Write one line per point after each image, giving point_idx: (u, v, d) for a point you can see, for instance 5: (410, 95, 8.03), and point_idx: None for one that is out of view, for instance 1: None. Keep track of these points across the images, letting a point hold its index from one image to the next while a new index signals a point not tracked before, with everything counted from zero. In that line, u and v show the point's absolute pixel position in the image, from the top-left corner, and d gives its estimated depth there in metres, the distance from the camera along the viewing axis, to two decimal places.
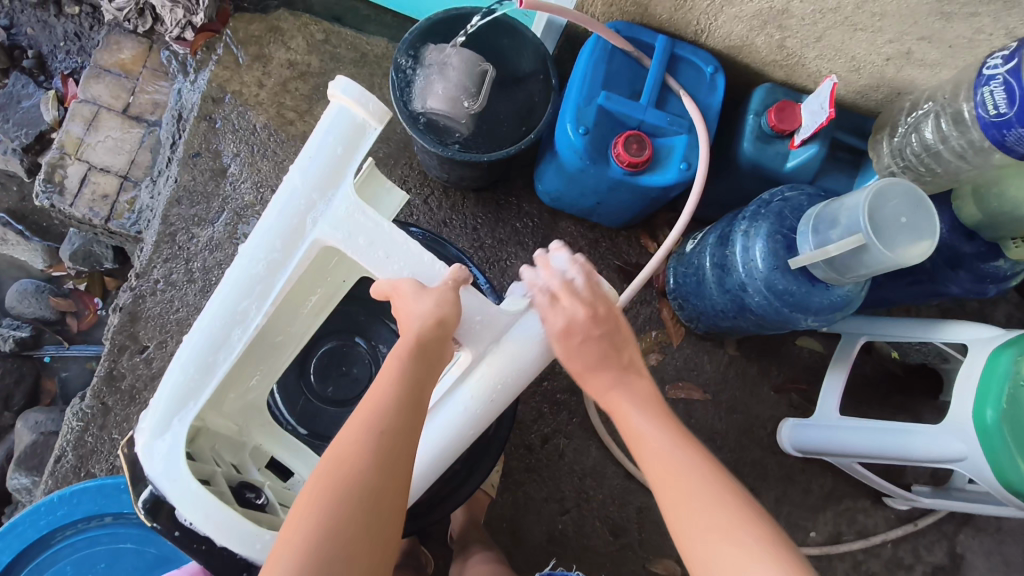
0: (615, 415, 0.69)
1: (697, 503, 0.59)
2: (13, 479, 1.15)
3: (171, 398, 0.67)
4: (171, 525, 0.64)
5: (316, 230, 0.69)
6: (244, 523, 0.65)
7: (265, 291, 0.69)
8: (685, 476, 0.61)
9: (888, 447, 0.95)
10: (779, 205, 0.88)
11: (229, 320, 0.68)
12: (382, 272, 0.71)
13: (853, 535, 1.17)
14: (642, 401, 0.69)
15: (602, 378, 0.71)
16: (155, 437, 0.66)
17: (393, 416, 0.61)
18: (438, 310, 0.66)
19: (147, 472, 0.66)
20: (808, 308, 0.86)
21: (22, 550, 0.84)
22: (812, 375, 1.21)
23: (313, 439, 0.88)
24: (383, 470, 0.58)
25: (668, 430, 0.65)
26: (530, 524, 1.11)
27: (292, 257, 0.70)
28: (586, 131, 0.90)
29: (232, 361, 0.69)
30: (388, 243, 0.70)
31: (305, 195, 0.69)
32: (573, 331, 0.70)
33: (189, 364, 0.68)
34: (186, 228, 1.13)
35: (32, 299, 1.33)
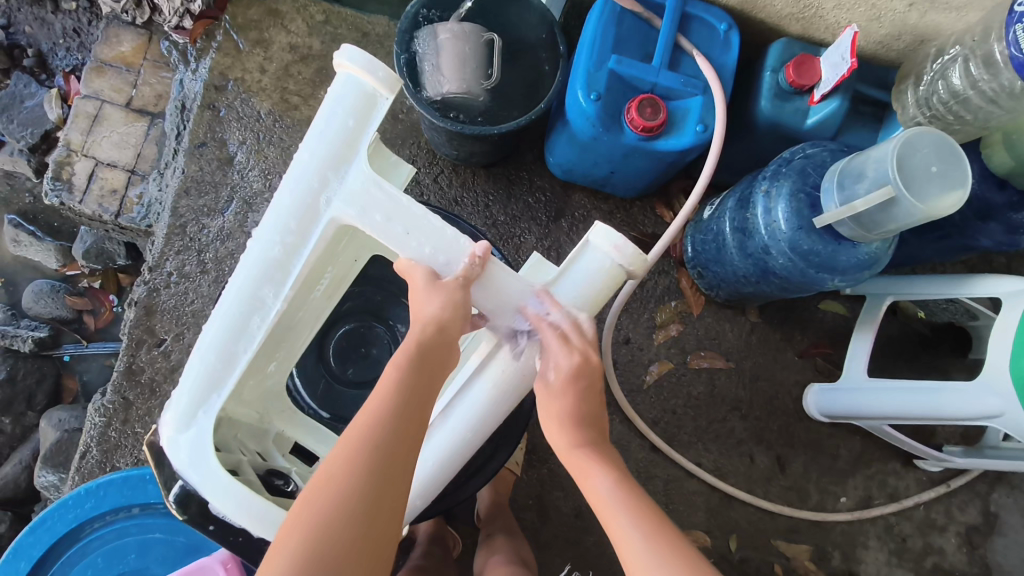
0: (578, 476, 0.66)
1: None
2: (40, 477, 1.16)
3: (194, 388, 0.66)
4: (205, 517, 0.66)
5: (329, 208, 0.67)
6: (277, 511, 0.65)
7: (283, 276, 0.67)
8: (653, 548, 0.58)
9: (918, 407, 0.93)
10: (801, 161, 0.86)
11: (247, 306, 0.66)
12: (402, 251, 0.67)
13: (885, 499, 1.15)
14: (614, 468, 0.65)
15: (575, 437, 0.66)
16: (179, 431, 0.65)
17: (387, 433, 0.60)
18: (445, 313, 0.64)
19: (176, 465, 0.65)
20: (835, 267, 0.84)
21: (53, 543, 0.83)
22: (837, 338, 1.18)
23: (336, 421, 0.85)
24: (371, 493, 0.57)
25: (635, 496, 0.63)
26: (556, 501, 1.10)
27: (309, 239, 0.67)
28: (598, 97, 0.88)
29: (254, 350, 0.67)
30: (406, 219, 0.67)
31: (317, 173, 0.66)
32: (574, 375, 0.66)
33: (209, 354, 0.66)
34: (196, 219, 1.12)
35: (49, 299, 1.33)
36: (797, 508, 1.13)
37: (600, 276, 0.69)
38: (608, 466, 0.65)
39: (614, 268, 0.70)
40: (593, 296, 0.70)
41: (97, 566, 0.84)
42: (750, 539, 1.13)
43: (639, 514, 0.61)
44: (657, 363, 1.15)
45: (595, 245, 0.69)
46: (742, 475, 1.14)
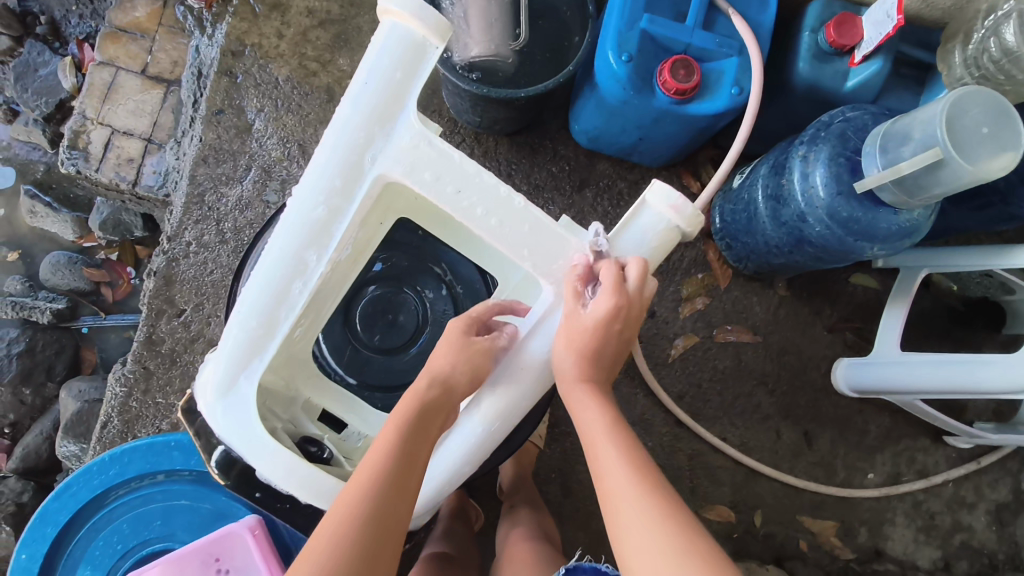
0: (575, 412, 0.67)
1: (653, 524, 0.55)
2: (62, 447, 1.16)
3: (235, 355, 0.63)
4: (252, 486, 0.66)
5: (376, 166, 0.64)
6: (321, 478, 0.63)
7: (326, 235, 0.64)
8: (638, 492, 0.58)
9: (948, 381, 0.92)
10: (841, 125, 0.83)
11: (290, 269, 0.63)
12: (453, 210, 0.65)
13: (913, 475, 1.13)
14: (605, 402, 0.67)
15: (574, 370, 0.66)
16: (220, 398, 0.63)
17: (380, 500, 0.59)
18: (453, 371, 0.66)
19: (218, 432, 0.64)
20: (875, 235, 0.81)
21: (77, 511, 0.76)
22: (867, 312, 1.16)
23: (364, 389, 0.82)
24: (369, 545, 0.57)
25: (628, 443, 0.63)
26: (579, 475, 1.09)
27: (353, 198, 0.64)
28: (630, 58, 0.84)
29: (298, 314, 0.65)
30: (458, 177, 0.65)
31: (362, 128, 0.63)
32: (616, 318, 0.64)
33: (250, 320, 0.63)
34: (214, 187, 1.10)
35: (67, 270, 1.33)
36: (823, 484, 1.12)
37: (654, 239, 0.66)
38: (599, 399, 0.67)
39: (671, 230, 0.66)
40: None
41: (124, 533, 0.76)
42: (775, 515, 1.12)
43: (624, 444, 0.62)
44: (682, 336, 1.13)
45: (651, 205, 0.66)
46: (768, 450, 1.13)
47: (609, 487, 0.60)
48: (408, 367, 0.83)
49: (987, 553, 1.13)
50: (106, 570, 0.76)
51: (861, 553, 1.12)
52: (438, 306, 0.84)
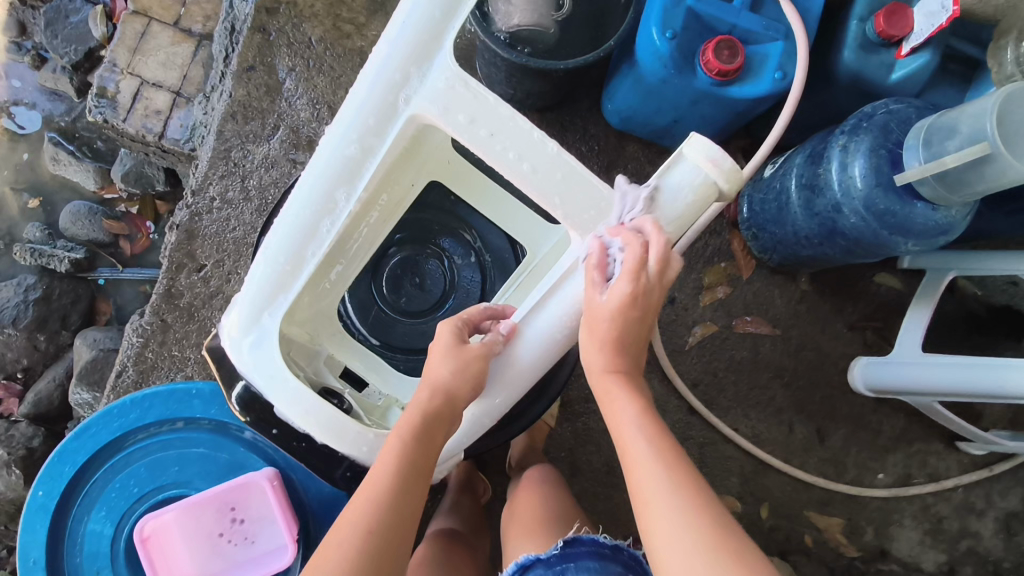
0: (605, 404, 0.63)
1: (693, 547, 0.52)
2: (75, 394, 1.16)
3: (260, 291, 0.63)
4: (270, 422, 0.67)
5: (410, 106, 0.62)
6: (336, 416, 0.64)
7: (356, 175, 0.63)
8: (676, 498, 0.55)
9: (965, 381, 0.92)
10: (884, 116, 0.81)
11: (318, 206, 0.62)
12: (486, 154, 0.63)
13: (923, 478, 1.13)
14: (640, 394, 0.62)
15: (604, 360, 0.62)
16: (244, 333, 0.64)
17: (384, 514, 0.59)
18: (455, 380, 0.64)
19: (242, 368, 0.65)
20: (909, 230, 0.80)
21: (96, 452, 0.76)
22: (888, 313, 1.15)
23: (386, 349, 0.81)
24: (381, 568, 0.58)
25: (665, 440, 0.59)
26: (589, 455, 1.09)
27: (385, 139, 0.63)
28: (673, 35, 0.83)
29: (323, 253, 0.64)
30: (492, 120, 0.62)
31: (398, 67, 0.61)
32: (634, 304, 0.60)
33: (278, 256, 0.63)
34: (241, 144, 1.10)
35: (87, 220, 1.32)
36: (832, 481, 1.11)
37: (688, 195, 0.61)
38: (632, 389, 0.62)
39: (707, 186, 0.61)
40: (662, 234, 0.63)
41: (141, 477, 0.76)
42: (781, 508, 1.11)
43: (659, 441, 0.58)
44: (700, 324, 1.13)
45: (689, 157, 0.61)
46: (779, 444, 1.12)
47: (642, 490, 0.56)
48: (432, 332, 0.82)
49: (991, 560, 1.13)
50: (121, 512, 0.75)
51: (865, 552, 1.12)
52: (464, 271, 0.84)
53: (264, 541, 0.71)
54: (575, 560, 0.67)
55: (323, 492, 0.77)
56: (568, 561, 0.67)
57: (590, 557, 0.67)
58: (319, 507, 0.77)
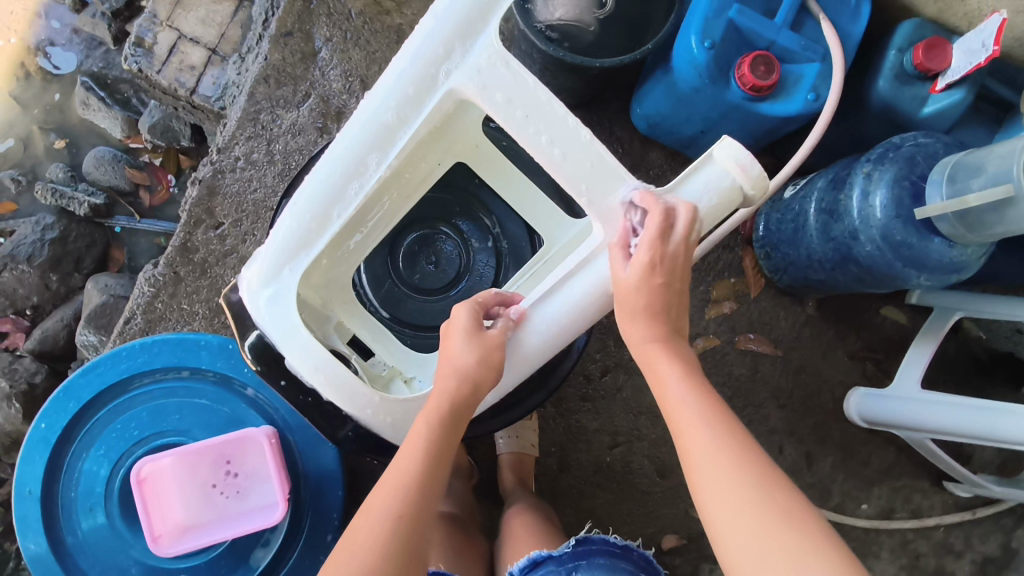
0: (649, 371, 0.62)
1: (750, 496, 0.53)
2: (81, 336, 1.17)
3: (284, 245, 0.64)
4: (278, 373, 0.69)
5: (450, 80, 0.62)
6: (344, 376, 0.64)
7: (389, 142, 0.64)
8: (727, 452, 0.55)
9: (958, 420, 0.92)
10: (911, 149, 0.81)
11: (349, 169, 0.63)
12: (520, 136, 0.64)
13: (906, 513, 1.13)
14: (684, 361, 0.62)
15: (646, 331, 0.62)
16: (263, 285, 0.65)
17: (413, 495, 0.59)
18: (479, 369, 0.64)
19: (255, 320, 0.65)
20: (924, 264, 0.80)
21: (102, 391, 0.78)
22: (891, 346, 1.16)
23: (395, 324, 0.82)
24: (410, 549, 0.57)
25: (711, 400, 0.59)
26: (578, 453, 1.10)
27: (421, 110, 0.63)
28: (712, 45, 0.83)
29: (349, 216, 0.64)
30: (529, 103, 0.63)
31: (442, 42, 0.62)
32: (657, 271, 0.61)
33: (304, 213, 0.64)
34: (271, 108, 1.11)
35: (110, 167, 1.34)
36: (816, 506, 1.12)
37: (714, 197, 0.64)
38: (675, 355, 0.62)
39: (732, 188, 0.65)
40: None
41: (142, 421, 0.77)
42: None
43: (709, 407, 0.58)
44: (703, 336, 1.13)
45: (717, 161, 0.65)
46: None
47: (693, 445, 0.57)
48: (442, 311, 0.83)
49: None
50: (119, 453, 0.77)
51: None
52: (479, 255, 0.85)
53: (257, 496, 0.72)
54: (588, 559, 0.68)
55: (317, 455, 0.78)
56: (580, 559, 0.69)
57: (601, 556, 0.69)
58: (311, 469, 0.79)
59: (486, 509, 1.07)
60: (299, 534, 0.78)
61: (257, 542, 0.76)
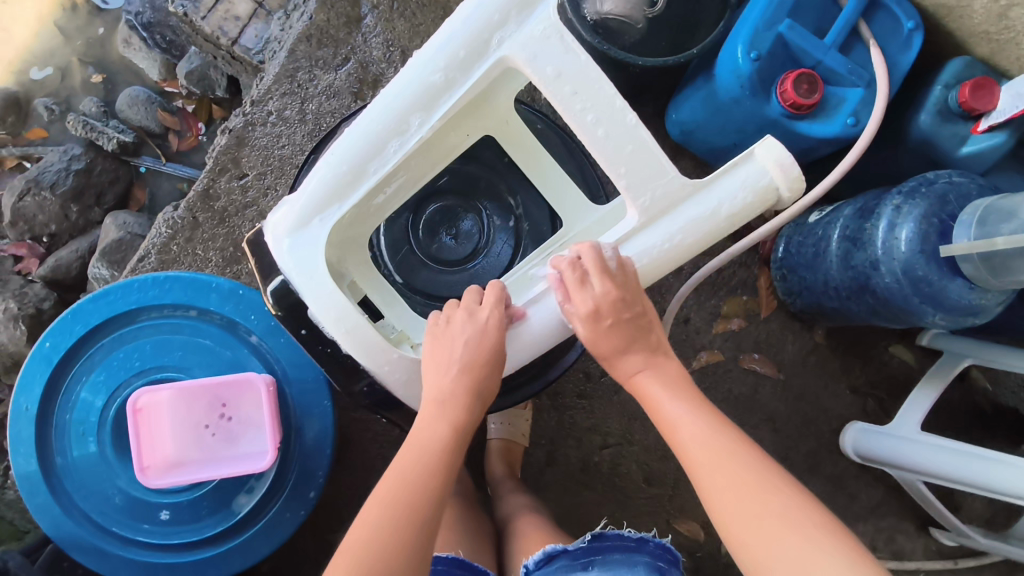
0: (644, 400, 0.65)
1: (753, 492, 0.56)
2: (92, 268, 1.18)
3: (317, 195, 0.65)
4: (299, 322, 0.69)
5: (501, 49, 0.63)
6: (363, 328, 0.66)
7: (434, 103, 0.64)
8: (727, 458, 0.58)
9: (952, 465, 0.90)
10: (944, 186, 0.80)
11: (391, 125, 0.64)
12: (565, 111, 0.63)
13: (888, 554, 1.12)
14: (679, 384, 0.65)
15: (632, 362, 0.65)
16: (293, 232, 0.66)
17: (416, 489, 0.60)
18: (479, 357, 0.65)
19: (279, 265, 0.66)
20: (941, 303, 0.79)
21: (109, 319, 0.78)
22: (894, 385, 1.15)
23: (407, 290, 0.82)
24: (419, 539, 0.58)
25: (705, 412, 0.62)
26: (567, 449, 1.10)
27: (470, 75, 0.63)
28: (757, 57, 0.83)
29: (386, 172, 0.65)
30: (578, 80, 0.63)
31: (499, 9, 0.62)
32: (602, 314, 0.64)
33: (341, 164, 0.65)
34: (309, 67, 1.11)
35: (143, 107, 1.35)
36: None
37: (749, 194, 0.66)
38: (668, 382, 0.65)
39: (769, 187, 0.66)
40: (717, 223, 0.66)
41: (145, 353, 0.78)
42: None
43: (704, 421, 0.61)
44: (708, 351, 1.13)
45: (758, 159, 0.66)
46: None
47: (691, 459, 0.60)
48: (455, 284, 0.83)
49: None
50: (118, 382, 0.77)
51: None
52: (499, 235, 0.85)
53: (248, 443, 0.73)
54: (602, 554, 0.68)
55: (312, 410, 0.79)
56: (596, 554, 0.69)
57: (617, 551, 0.68)
58: (304, 425, 0.79)
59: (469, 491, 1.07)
60: (283, 486, 0.78)
61: (242, 487, 0.77)
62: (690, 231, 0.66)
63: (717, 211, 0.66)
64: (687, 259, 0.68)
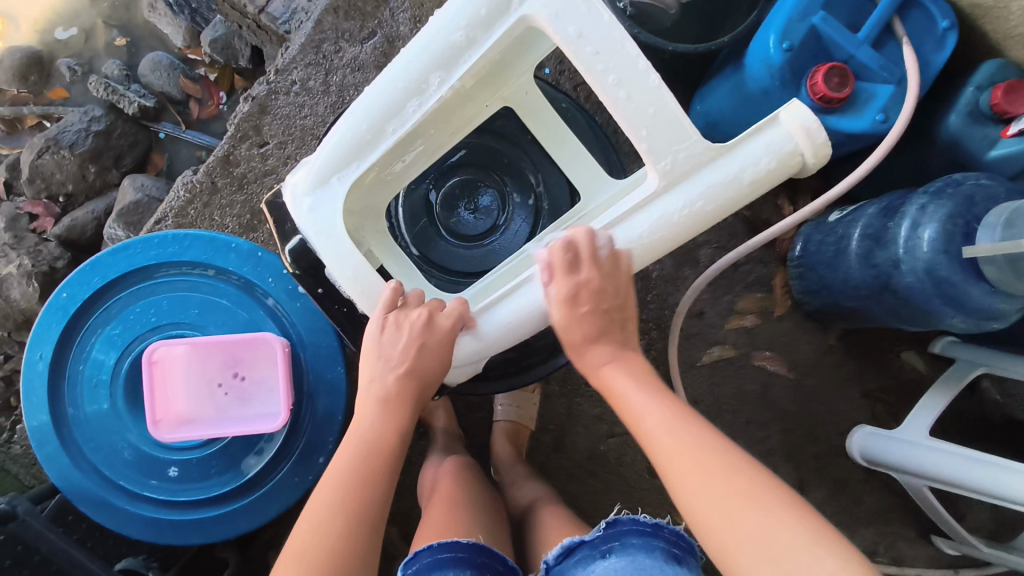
0: (610, 393, 0.67)
1: (713, 469, 0.56)
2: (109, 229, 1.18)
3: (336, 154, 0.66)
4: (317, 282, 0.72)
5: (524, 7, 0.62)
6: (374, 281, 0.68)
7: (454, 63, 0.64)
8: (687, 441, 0.59)
9: (956, 471, 0.89)
10: (971, 188, 0.79)
11: (410, 85, 0.64)
12: (588, 74, 0.63)
13: (888, 559, 1.12)
14: (643, 377, 0.66)
15: (598, 354, 0.68)
16: (311, 191, 0.67)
17: (359, 468, 0.63)
18: (419, 359, 0.68)
19: (298, 223, 0.68)
20: (962, 304, 0.79)
21: (127, 273, 0.78)
22: (906, 392, 1.14)
23: (423, 263, 0.82)
24: (363, 515, 0.60)
25: (670, 402, 0.63)
26: (574, 436, 1.09)
27: (492, 32, 0.63)
28: (790, 48, 0.82)
29: (405, 131, 0.65)
30: (602, 41, 0.62)
31: None
32: (578, 300, 0.66)
33: (361, 123, 0.65)
34: (335, 39, 1.10)
35: (164, 73, 1.34)
36: None
37: (773, 159, 0.65)
38: (634, 375, 0.66)
39: (793, 153, 0.65)
40: (739, 190, 0.66)
41: (160, 310, 0.78)
42: None
43: (667, 408, 0.62)
44: (719, 345, 1.13)
45: (782, 124, 0.65)
46: None
47: (655, 443, 0.61)
48: (472, 260, 0.83)
49: None
50: (133, 336, 0.78)
51: None
52: (519, 212, 0.84)
53: (260, 403, 0.74)
54: (620, 539, 0.59)
55: (325, 376, 0.79)
56: (613, 541, 0.60)
57: (634, 536, 0.59)
58: (315, 390, 0.79)
59: None
60: (292, 451, 0.79)
61: (252, 447, 0.77)
62: (713, 195, 0.65)
63: (739, 176, 0.65)
64: (706, 226, 0.67)
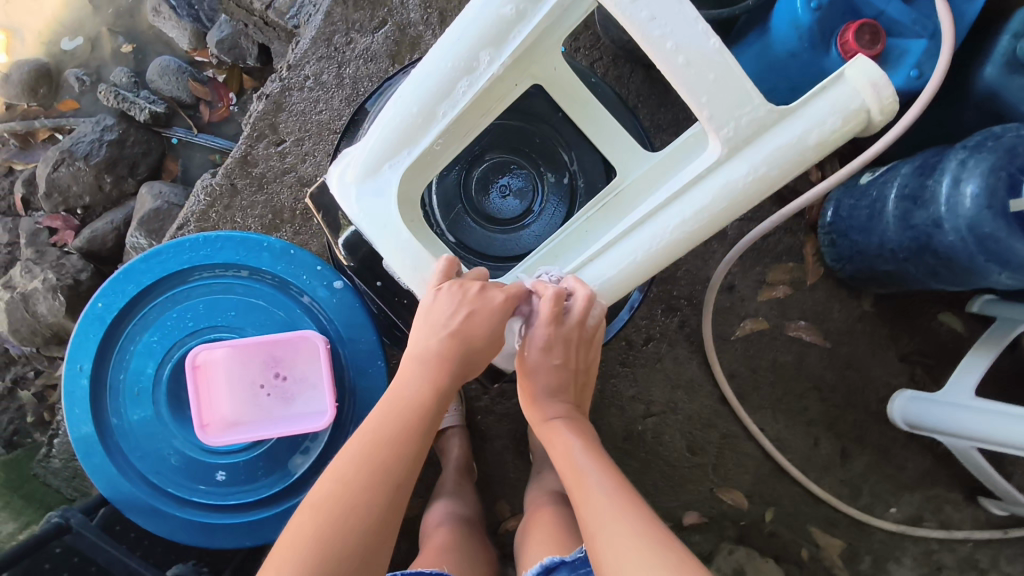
0: (557, 448, 0.71)
1: (629, 525, 0.60)
2: (132, 237, 1.18)
3: (387, 141, 0.66)
4: (376, 275, 0.74)
5: None
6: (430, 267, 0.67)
7: (504, 38, 0.63)
8: (613, 500, 0.63)
9: (1001, 428, 0.88)
10: (1013, 140, 0.76)
11: (460, 63, 0.63)
12: (642, 39, 0.62)
13: (935, 524, 1.10)
14: (585, 437, 0.72)
15: (550, 408, 0.74)
16: (364, 180, 0.67)
17: (391, 427, 0.65)
18: (467, 325, 0.66)
19: (351, 215, 0.68)
20: (1008, 261, 0.76)
21: (162, 279, 0.78)
22: (945, 353, 1.11)
23: (460, 249, 0.81)
24: (388, 480, 0.63)
25: (607, 467, 0.68)
26: (610, 417, 1.09)
27: (540, 6, 0.62)
28: (818, 7, 0.79)
29: (457, 113, 0.65)
30: (658, 6, 0.61)
31: None
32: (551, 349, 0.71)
33: (411, 106, 0.65)
34: (346, 31, 1.09)
35: (172, 77, 1.33)
36: (845, 503, 1.09)
37: (839, 119, 0.62)
38: (579, 435, 0.72)
39: (860, 110, 0.63)
40: (804, 153, 0.63)
41: (197, 314, 0.78)
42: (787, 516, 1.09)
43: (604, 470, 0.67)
44: (752, 318, 1.11)
45: (849, 80, 0.62)
46: (801, 455, 1.11)
47: (586, 494, 0.64)
48: (507, 245, 0.82)
49: None
50: (172, 341, 0.77)
51: None
52: (553, 193, 0.84)
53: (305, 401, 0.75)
54: None
55: (365, 371, 0.78)
56: None
57: None
58: (357, 386, 0.78)
59: (512, 459, 1.07)
60: (336, 450, 0.78)
61: (298, 447, 0.77)
62: (777, 159, 0.63)
63: (806, 138, 0.63)
64: (769, 193, 0.65)
